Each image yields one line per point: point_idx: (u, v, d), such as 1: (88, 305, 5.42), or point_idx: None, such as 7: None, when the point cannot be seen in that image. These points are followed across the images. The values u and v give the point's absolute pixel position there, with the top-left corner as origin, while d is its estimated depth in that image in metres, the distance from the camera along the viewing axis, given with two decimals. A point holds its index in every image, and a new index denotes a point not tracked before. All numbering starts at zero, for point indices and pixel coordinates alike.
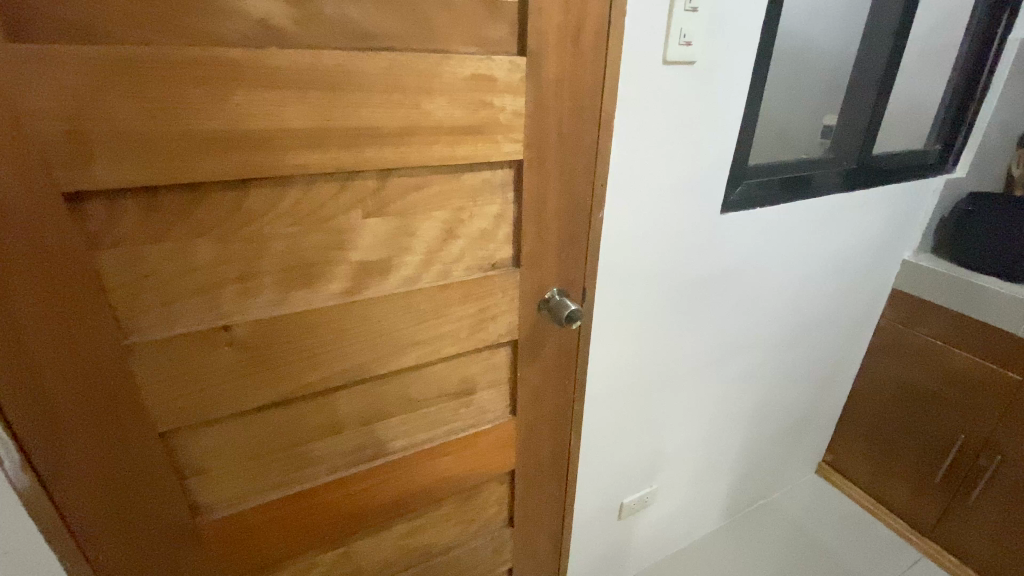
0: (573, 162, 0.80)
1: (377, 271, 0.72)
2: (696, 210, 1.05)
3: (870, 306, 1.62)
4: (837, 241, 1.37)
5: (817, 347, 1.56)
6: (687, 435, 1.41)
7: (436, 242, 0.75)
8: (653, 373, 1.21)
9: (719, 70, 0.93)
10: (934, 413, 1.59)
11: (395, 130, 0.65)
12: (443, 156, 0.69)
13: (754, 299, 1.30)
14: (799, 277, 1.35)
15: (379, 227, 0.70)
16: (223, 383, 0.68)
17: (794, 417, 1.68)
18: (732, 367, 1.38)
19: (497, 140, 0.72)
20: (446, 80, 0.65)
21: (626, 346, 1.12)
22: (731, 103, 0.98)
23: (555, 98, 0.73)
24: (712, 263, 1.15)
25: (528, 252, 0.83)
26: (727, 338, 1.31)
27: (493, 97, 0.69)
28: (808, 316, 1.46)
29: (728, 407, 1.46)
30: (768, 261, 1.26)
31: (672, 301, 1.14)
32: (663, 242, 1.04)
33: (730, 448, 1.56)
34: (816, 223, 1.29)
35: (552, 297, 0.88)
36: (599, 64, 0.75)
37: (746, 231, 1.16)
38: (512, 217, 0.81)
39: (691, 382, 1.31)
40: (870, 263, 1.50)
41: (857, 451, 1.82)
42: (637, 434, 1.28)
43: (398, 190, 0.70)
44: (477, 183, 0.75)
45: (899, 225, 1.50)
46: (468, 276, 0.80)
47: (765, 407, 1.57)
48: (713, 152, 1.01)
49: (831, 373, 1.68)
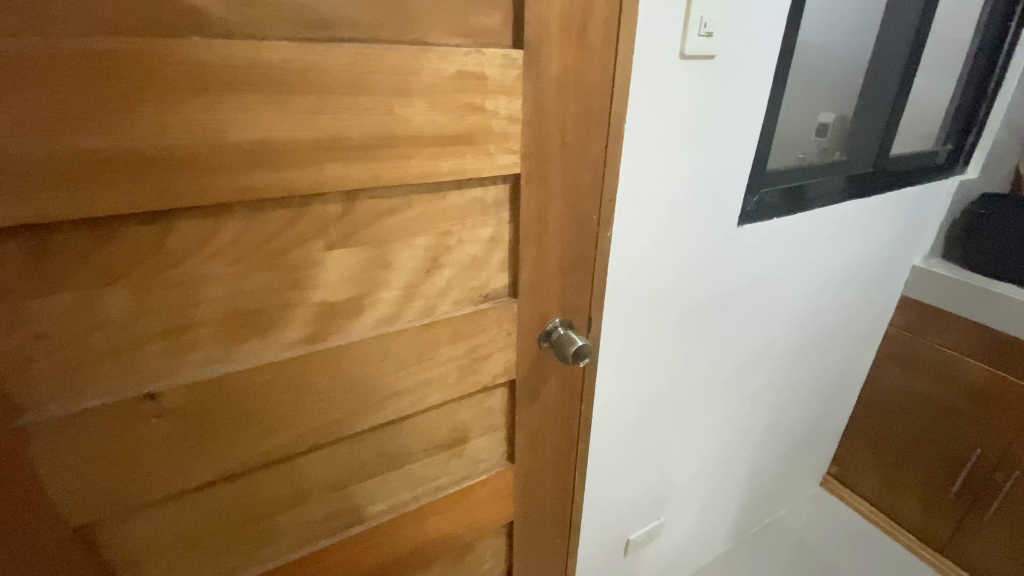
0: (578, 174, 0.68)
1: (345, 314, 0.59)
2: (710, 221, 0.94)
3: (879, 315, 1.54)
4: (850, 250, 1.28)
5: (826, 360, 1.47)
6: (695, 461, 1.31)
7: (418, 275, 0.62)
8: (660, 399, 1.11)
9: (738, 66, 0.83)
10: (947, 425, 1.53)
11: (362, 143, 0.52)
12: (423, 172, 0.56)
13: (766, 315, 1.20)
14: (811, 290, 1.26)
15: (345, 262, 0.57)
16: (155, 460, 0.55)
17: (801, 432, 1.60)
18: (741, 387, 1.28)
19: (489, 151, 0.59)
20: (426, 79, 0.52)
21: (633, 373, 1.01)
22: (749, 104, 0.88)
23: (558, 99, 0.61)
24: (723, 281, 1.05)
25: (526, 281, 0.70)
26: (738, 358, 1.21)
27: (483, 99, 0.56)
28: (818, 329, 1.37)
29: (736, 429, 1.36)
30: (782, 275, 1.16)
31: (681, 323, 1.03)
32: (673, 260, 0.93)
33: (738, 471, 1.47)
34: (830, 233, 1.20)
35: (555, 330, 0.76)
36: (608, 60, 0.63)
37: (761, 244, 1.07)
38: (508, 241, 0.68)
39: (699, 406, 1.21)
40: (881, 271, 1.42)
41: (864, 463, 1.75)
42: (643, 466, 1.18)
43: (369, 216, 0.56)
44: (466, 202, 0.62)
45: (911, 231, 1.42)
46: (457, 312, 0.67)
47: (773, 425, 1.48)
48: (728, 159, 0.90)
49: (839, 384, 1.60)
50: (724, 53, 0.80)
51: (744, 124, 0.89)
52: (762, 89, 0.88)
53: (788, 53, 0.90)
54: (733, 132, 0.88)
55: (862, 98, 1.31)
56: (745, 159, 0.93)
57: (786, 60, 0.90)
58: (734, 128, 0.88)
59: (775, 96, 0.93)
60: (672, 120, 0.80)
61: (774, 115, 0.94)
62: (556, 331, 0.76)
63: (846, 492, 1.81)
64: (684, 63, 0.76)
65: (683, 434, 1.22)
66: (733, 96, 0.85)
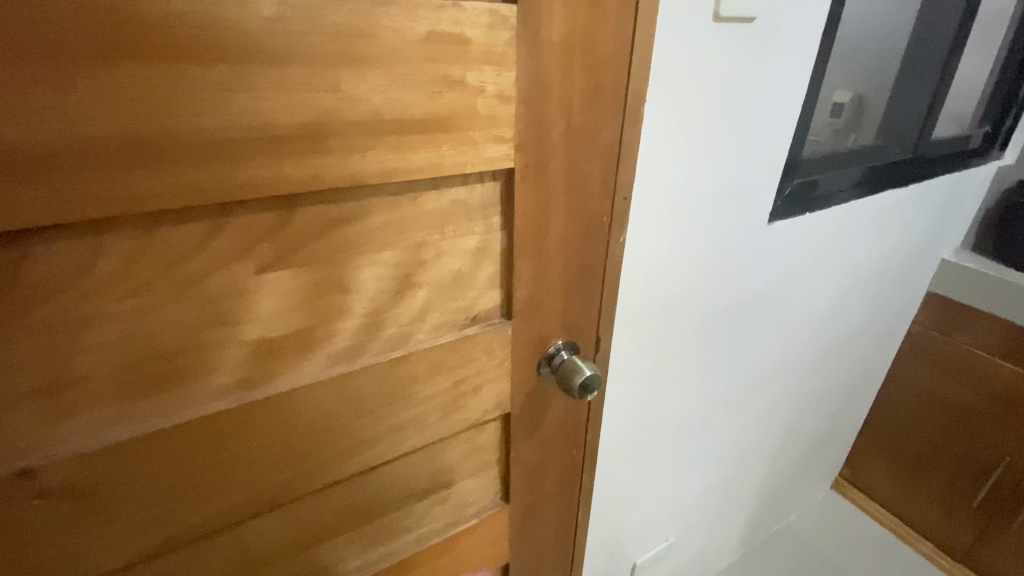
0: (588, 168, 0.54)
1: (289, 353, 0.47)
2: (734, 218, 0.82)
3: (902, 316, 1.43)
4: (880, 246, 1.16)
5: (846, 362, 1.36)
6: (706, 475, 1.20)
7: (385, 299, 0.49)
8: (672, 419, 1.00)
9: (777, 33, 0.69)
10: (975, 431, 1.43)
11: (299, 131, 0.38)
12: (386, 170, 0.43)
13: (790, 321, 1.09)
14: (837, 291, 1.14)
15: (286, 289, 0.44)
16: (47, 547, 0.43)
17: (814, 438, 1.50)
18: (759, 396, 1.18)
19: (474, 140, 0.46)
20: (385, 43, 0.38)
21: (644, 391, 0.90)
22: (786, 85, 0.74)
23: (561, 74, 0.48)
24: (745, 287, 0.93)
25: (523, 300, 0.58)
26: (757, 368, 1.11)
27: (463, 70, 0.42)
28: (840, 332, 1.26)
29: (750, 441, 1.26)
30: (810, 276, 1.04)
31: (698, 335, 0.91)
32: (691, 265, 0.81)
33: (750, 481, 1.37)
34: (860, 229, 1.08)
35: (557, 353, 0.64)
36: (627, 20, 0.49)
37: (790, 244, 0.95)
38: (500, 251, 0.55)
39: (714, 420, 1.10)
40: (909, 266, 1.30)
41: (879, 466, 1.66)
42: (652, 486, 1.07)
43: (313, 228, 0.43)
44: (445, 205, 0.49)
45: (941, 224, 1.30)
46: (438, 340, 0.54)
47: (788, 433, 1.38)
48: (758, 149, 0.77)
49: (856, 387, 1.49)
50: (764, 19, 0.66)
51: (779, 108, 0.76)
52: (804, 66, 0.75)
53: (836, 22, 0.76)
54: (766, 119, 0.75)
55: (900, 80, 1.21)
56: (779, 150, 0.80)
57: (834, 32, 0.77)
58: (767, 112, 0.75)
59: (817, 75, 0.79)
60: (699, 101, 0.66)
61: (815, 97, 0.81)
62: (559, 354, 0.64)
63: (858, 495, 1.72)
64: (716, 30, 0.63)
65: (695, 449, 1.12)
66: (769, 75, 0.71)
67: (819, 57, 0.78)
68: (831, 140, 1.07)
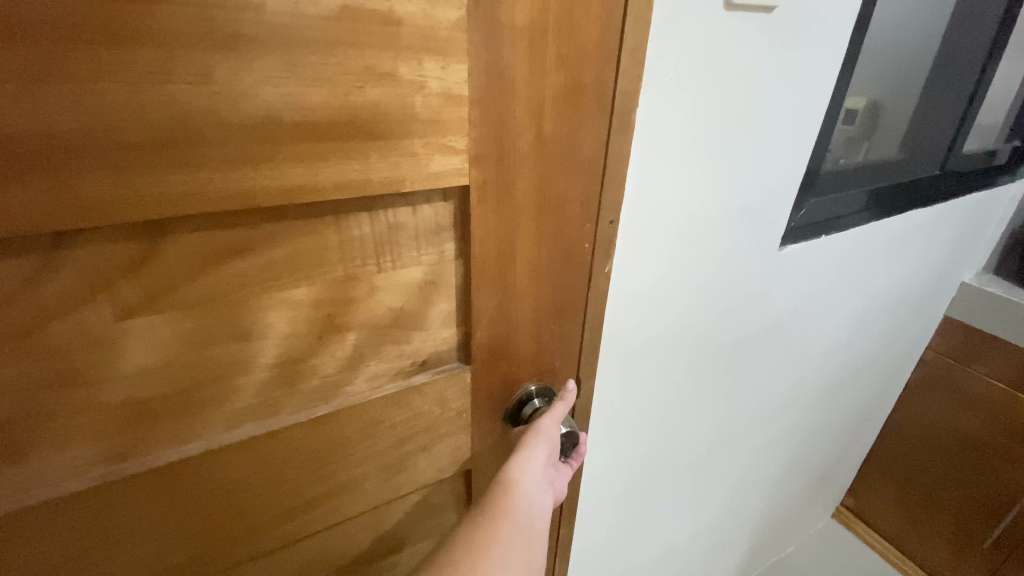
0: (565, 185, 0.44)
1: (172, 417, 0.37)
2: (740, 240, 0.71)
3: (915, 343, 1.32)
4: (900, 268, 1.06)
5: (855, 391, 1.26)
6: (701, 513, 1.11)
7: (304, 346, 0.39)
8: (664, 460, 0.91)
9: (801, 26, 0.58)
10: (990, 469, 1.33)
11: (158, 137, 0.28)
12: (288, 188, 0.33)
13: (799, 350, 0.98)
14: (851, 318, 1.04)
15: (160, 339, 0.34)
16: None
17: (818, 470, 1.40)
18: (761, 430, 1.08)
19: (412, 151, 0.36)
20: (276, 18, 0.28)
21: (635, 429, 0.80)
22: (806, 91, 0.64)
23: (529, 68, 0.37)
24: (750, 318, 0.83)
25: (483, 342, 0.47)
26: (760, 402, 1.01)
27: (393, 60, 0.32)
28: (850, 361, 1.15)
29: (750, 477, 1.17)
30: (823, 303, 0.94)
31: (696, 371, 0.82)
32: (691, 294, 0.71)
33: (748, 515, 1.27)
34: (879, 253, 0.98)
35: (528, 401, 0.53)
36: (615, 2, 0.39)
37: (804, 268, 0.85)
38: (456, 285, 0.45)
39: (711, 457, 1.00)
40: (928, 290, 1.20)
41: (886, 498, 1.56)
42: (640, 529, 0.98)
43: (194, 261, 0.33)
44: (379, 230, 0.38)
45: (963, 247, 1.20)
46: (375, 393, 0.44)
47: (790, 466, 1.28)
48: (772, 162, 0.67)
49: (865, 416, 1.39)
50: (784, 11, 0.56)
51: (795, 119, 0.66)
52: (827, 71, 0.64)
53: (867, 20, 0.65)
54: (781, 129, 0.65)
55: (927, 88, 1.10)
56: (794, 166, 0.70)
57: (864, 31, 0.66)
58: (783, 123, 0.65)
59: (842, 79, 0.69)
60: (704, 108, 0.56)
61: (838, 107, 0.71)
62: (530, 403, 0.53)
63: (863, 527, 1.63)
64: (726, 22, 0.52)
65: (690, 488, 1.02)
66: (786, 80, 0.61)
67: (846, 60, 0.67)
68: (847, 152, 0.98)
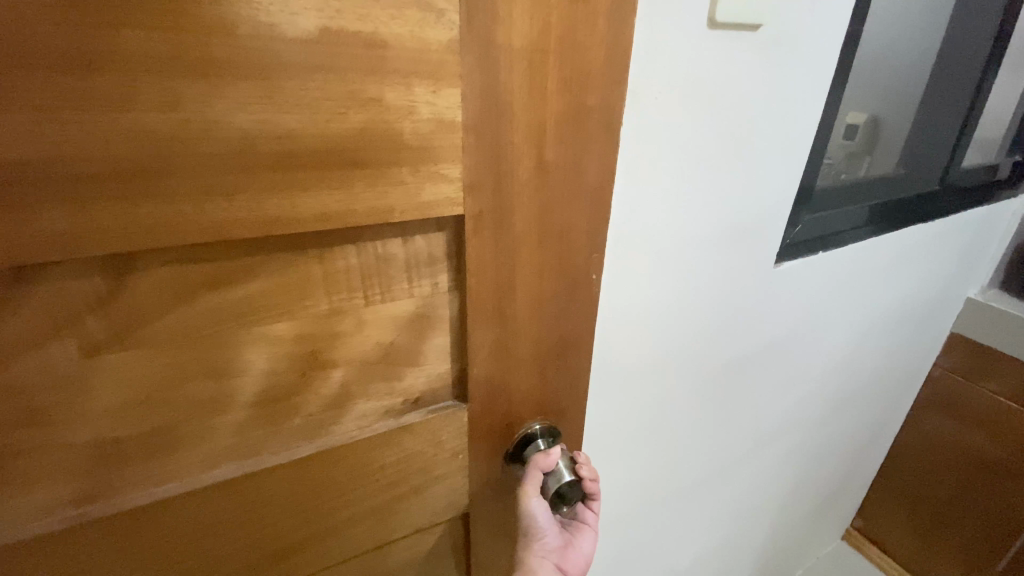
0: (567, 213, 0.41)
1: (145, 457, 0.35)
2: (742, 259, 0.68)
3: (922, 362, 1.24)
4: (909, 284, 1.00)
5: (863, 412, 1.19)
6: (702, 540, 1.04)
7: (286, 383, 0.37)
8: (660, 485, 0.84)
9: (799, 38, 0.55)
10: (999, 492, 1.23)
11: (124, 167, 0.26)
12: (264, 220, 0.31)
13: (803, 371, 0.93)
14: (857, 336, 0.98)
15: (132, 377, 0.32)
16: None
17: (825, 493, 1.32)
18: (764, 453, 1.01)
19: (402, 179, 0.33)
20: (252, 42, 0.27)
21: (622, 458, 0.74)
22: (809, 105, 0.61)
23: (528, 92, 0.35)
24: (750, 338, 0.78)
25: (480, 381, 0.44)
26: (760, 425, 0.94)
27: (378, 84, 0.30)
28: (857, 377, 1.08)
29: (750, 501, 1.08)
30: (828, 322, 0.89)
31: (688, 396, 0.76)
32: (684, 317, 0.67)
33: (752, 543, 1.20)
34: (884, 268, 0.92)
35: (531, 442, 0.49)
36: (620, 22, 0.36)
37: (806, 285, 0.80)
38: (450, 319, 0.42)
39: (711, 481, 0.94)
40: (937, 308, 1.14)
41: (896, 520, 1.45)
42: (636, 559, 0.92)
43: (168, 296, 0.31)
44: (366, 262, 0.36)
45: (973, 264, 1.13)
46: (364, 432, 0.41)
47: (795, 489, 1.20)
48: (777, 178, 0.64)
49: (873, 438, 1.31)
50: (779, 27, 0.53)
51: (799, 136, 0.63)
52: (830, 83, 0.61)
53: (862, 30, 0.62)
54: (786, 145, 0.62)
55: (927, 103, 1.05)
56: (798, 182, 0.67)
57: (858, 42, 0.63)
58: (787, 140, 0.62)
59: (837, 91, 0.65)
60: (699, 127, 0.53)
61: (831, 121, 0.67)
62: (533, 444, 0.49)
63: (876, 553, 1.51)
64: (714, 41, 0.49)
65: (686, 514, 0.94)
66: (785, 97, 0.58)
67: (837, 73, 0.63)
68: (844, 166, 0.93)
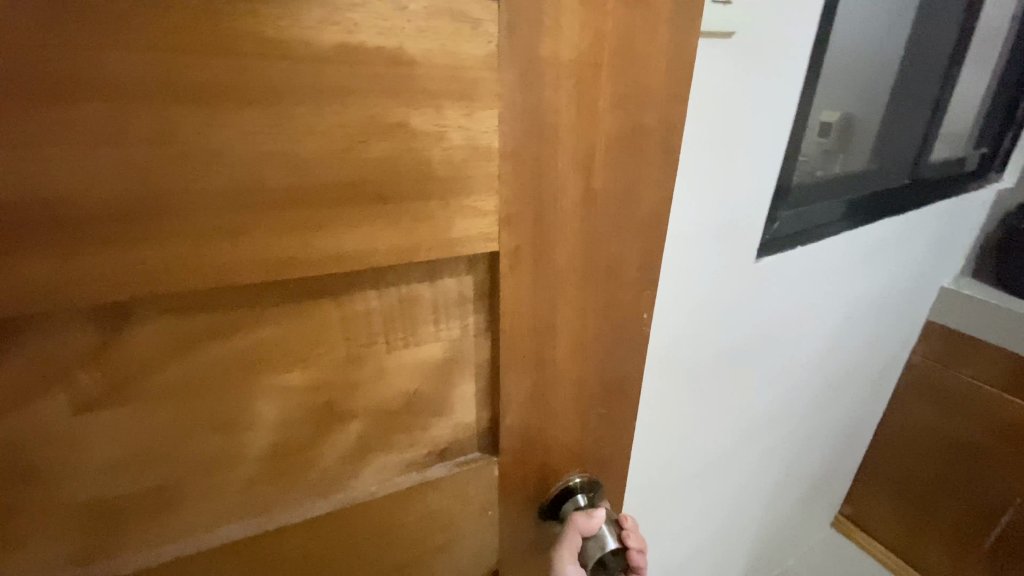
0: (616, 246, 0.36)
1: (146, 518, 0.31)
2: (740, 258, 0.65)
3: (895, 357, 1.19)
4: (888, 267, 0.95)
5: (845, 407, 1.13)
6: (694, 543, 0.95)
7: (299, 436, 0.33)
8: (652, 489, 0.76)
9: (788, 41, 0.54)
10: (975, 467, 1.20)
11: (115, 205, 0.23)
12: (273, 262, 0.27)
13: (790, 361, 0.86)
14: (841, 323, 0.92)
15: (129, 431, 0.29)
16: None
17: (809, 493, 1.24)
18: (754, 448, 0.93)
19: (432, 215, 0.29)
20: (261, 63, 0.23)
21: None
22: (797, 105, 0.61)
23: (576, 113, 0.30)
24: (740, 331, 0.72)
25: (514, 431, 0.39)
26: (751, 417, 0.86)
27: (404, 108, 0.26)
28: (838, 367, 1.01)
29: (741, 500, 1.00)
30: (814, 308, 0.83)
31: (679, 397, 0.70)
32: (675, 313, 0.61)
33: (740, 549, 1.12)
34: (867, 250, 0.87)
35: (569, 497, 0.44)
36: (684, 31, 0.31)
37: (791, 270, 0.74)
38: (480, 364, 0.37)
39: (704, 480, 0.86)
40: (913, 298, 1.10)
41: (882, 503, 1.37)
42: None
43: (168, 345, 0.28)
44: (389, 304, 0.32)
45: (941, 253, 1.10)
46: (385, 488, 0.37)
47: (785, 485, 1.12)
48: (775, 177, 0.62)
49: (854, 434, 1.26)
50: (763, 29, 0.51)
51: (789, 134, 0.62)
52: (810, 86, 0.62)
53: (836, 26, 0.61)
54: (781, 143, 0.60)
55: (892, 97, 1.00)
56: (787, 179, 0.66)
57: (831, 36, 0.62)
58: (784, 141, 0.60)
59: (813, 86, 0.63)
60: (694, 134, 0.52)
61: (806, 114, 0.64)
62: (572, 499, 0.44)
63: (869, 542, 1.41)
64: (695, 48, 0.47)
65: (676, 519, 0.86)
66: (778, 97, 0.57)
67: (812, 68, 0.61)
68: (822, 162, 0.84)
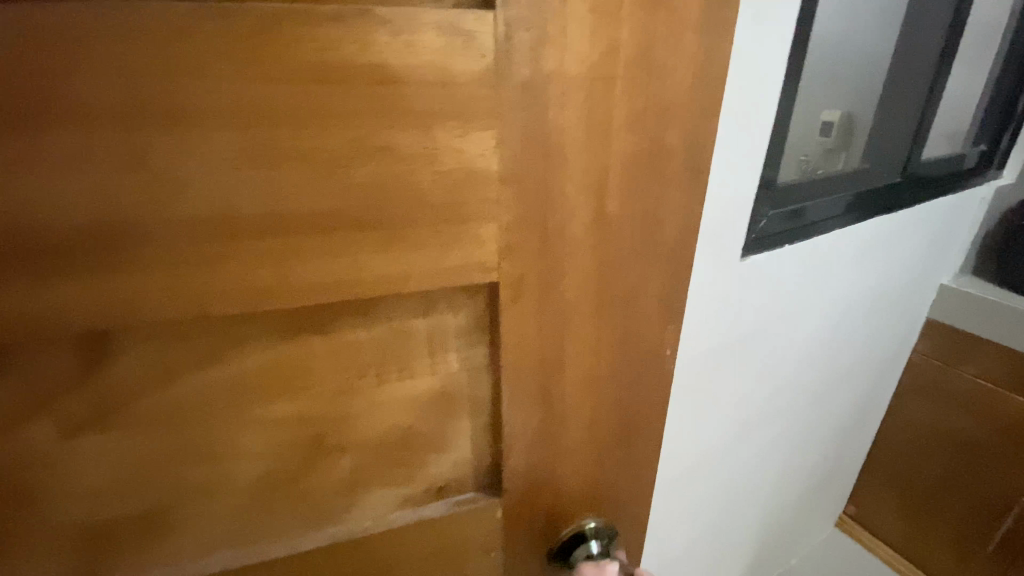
0: (632, 276, 0.32)
1: (138, 545, 0.30)
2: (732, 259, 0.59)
3: (896, 360, 1.08)
4: (890, 255, 0.85)
5: (840, 411, 1.02)
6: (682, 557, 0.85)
7: (289, 468, 0.32)
8: None
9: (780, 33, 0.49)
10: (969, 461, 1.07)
11: (89, 234, 0.22)
12: (253, 292, 0.25)
13: (781, 358, 0.77)
14: (838, 314, 0.82)
15: (116, 457, 0.28)
16: None
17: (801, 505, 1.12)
18: (744, 452, 0.84)
19: (423, 244, 0.27)
20: (238, 86, 0.22)
21: None
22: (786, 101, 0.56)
23: (586, 132, 0.27)
24: (728, 330, 0.65)
25: (517, 471, 0.36)
26: (739, 417, 0.77)
27: (389, 130, 0.24)
28: (836, 368, 0.91)
29: (731, 508, 0.90)
30: (806, 301, 0.74)
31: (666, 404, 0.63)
32: None
33: (727, 565, 1.01)
34: (866, 235, 0.77)
35: (582, 543, 0.40)
36: (711, 39, 0.28)
37: (782, 263, 0.66)
38: (478, 398, 0.34)
39: (691, 486, 0.77)
40: (916, 295, 0.99)
41: (885, 507, 1.22)
42: None
43: (151, 373, 0.27)
44: (378, 335, 0.30)
45: (943, 251, 0.98)
46: (378, 526, 0.35)
47: (774, 495, 1.01)
48: None
49: (851, 443, 1.13)
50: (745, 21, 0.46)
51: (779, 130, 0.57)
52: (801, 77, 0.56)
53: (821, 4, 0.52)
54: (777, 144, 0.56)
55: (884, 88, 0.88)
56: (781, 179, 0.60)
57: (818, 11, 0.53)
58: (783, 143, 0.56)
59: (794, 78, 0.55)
60: None
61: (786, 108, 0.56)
62: (585, 545, 0.40)
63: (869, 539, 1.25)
64: None
65: (662, 530, 0.77)
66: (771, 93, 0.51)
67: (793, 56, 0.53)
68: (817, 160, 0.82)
